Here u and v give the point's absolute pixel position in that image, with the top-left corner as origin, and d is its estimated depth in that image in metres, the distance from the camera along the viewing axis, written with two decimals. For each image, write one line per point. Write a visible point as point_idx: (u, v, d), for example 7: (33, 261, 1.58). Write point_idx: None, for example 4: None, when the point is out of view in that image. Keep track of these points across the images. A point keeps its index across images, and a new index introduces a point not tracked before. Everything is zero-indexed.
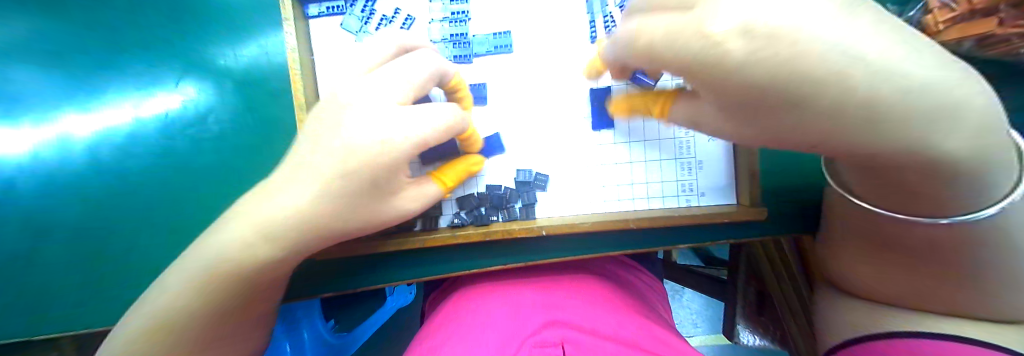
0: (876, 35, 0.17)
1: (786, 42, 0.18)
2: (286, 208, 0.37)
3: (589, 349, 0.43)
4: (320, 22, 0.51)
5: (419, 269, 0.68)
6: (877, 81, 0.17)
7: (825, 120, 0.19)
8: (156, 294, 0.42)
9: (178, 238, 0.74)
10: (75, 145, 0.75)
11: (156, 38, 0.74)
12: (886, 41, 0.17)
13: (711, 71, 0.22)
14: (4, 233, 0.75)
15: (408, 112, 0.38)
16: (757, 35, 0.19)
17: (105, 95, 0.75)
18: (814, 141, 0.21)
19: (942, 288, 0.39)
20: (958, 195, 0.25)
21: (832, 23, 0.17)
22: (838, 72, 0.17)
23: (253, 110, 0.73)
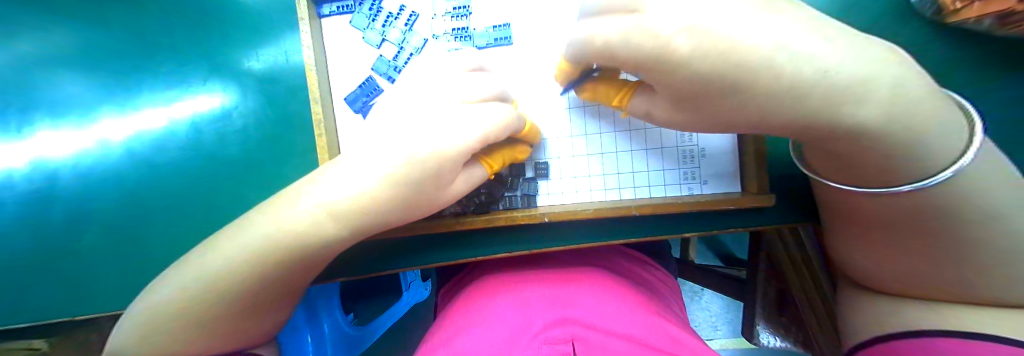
0: (800, 26, 0.24)
1: (725, 41, 0.25)
2: (346, 199, 0.36)
3: (600, 347, 0.40)
4: (331, 20, 0.54)
5: (428, 257, 0.72)
6: (800, 64, 0.24)
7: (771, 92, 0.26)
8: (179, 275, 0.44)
9: (207, 227, 0.79)
10: (115, 142, 0.82)
11: (185, 42, 0.80)
12: (805, 31, 0.24)
13: (666, 63, 0.28)
14: (53, 224, 0.82)
15: (467, 114, 0.41)
16: (701, 36, 0.26)
17: (140, 97, 0.81)
18: (771, 111, 0.28)
19: (967, 270, 0.37)
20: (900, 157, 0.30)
21: (762, 24, 0.24)
22: (764, 59, 0.24)
23: (274, 107, 0.78)
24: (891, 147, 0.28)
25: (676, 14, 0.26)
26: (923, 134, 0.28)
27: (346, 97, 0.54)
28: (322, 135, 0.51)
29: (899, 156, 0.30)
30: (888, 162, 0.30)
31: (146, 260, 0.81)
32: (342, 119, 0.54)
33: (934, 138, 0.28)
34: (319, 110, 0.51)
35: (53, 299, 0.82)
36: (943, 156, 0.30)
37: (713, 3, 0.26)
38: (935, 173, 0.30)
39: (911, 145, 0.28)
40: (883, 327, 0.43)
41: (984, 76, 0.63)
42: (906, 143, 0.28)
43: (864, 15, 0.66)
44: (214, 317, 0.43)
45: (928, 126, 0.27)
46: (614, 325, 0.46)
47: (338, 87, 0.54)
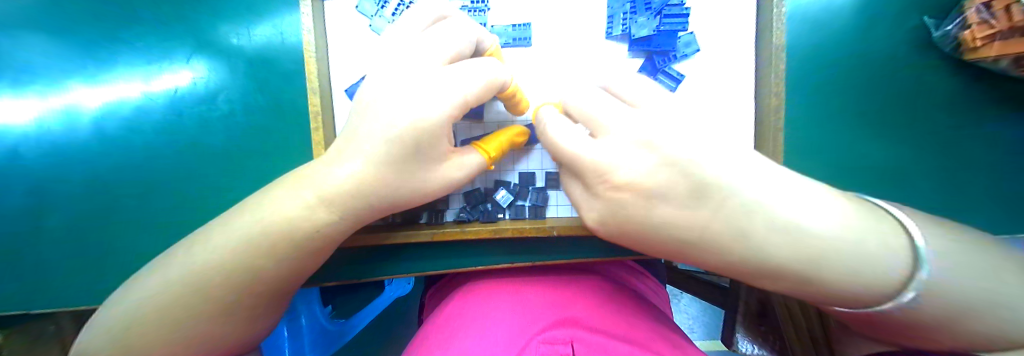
0: (758, 187, 0.33)
1: (636, 209, 0.38)
2: (346, 179, 0.37)
3: (601, 349, 0.39)
4: (335, 3, 0.49)
5: (421, 263, 0.68)
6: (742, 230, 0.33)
7: (677, 238, 0.37)
8: (142, 280, 0.39)
9: (184, 216, 0.74)
10: (83, 118, 0.75)
11: (169, 14, 0.73)
12: (760, 190, 0.33)
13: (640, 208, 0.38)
14: (8, 204, 0.75)
15: (448, 75, 0.38)
16: (636, 193, 0.38)
17: (114, 69, 0.74)
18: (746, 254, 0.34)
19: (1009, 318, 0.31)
20: (825, 277, 0.32)
21: (733, 180, 0.33)
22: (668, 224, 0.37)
23: (265, 91, 0.72)
24: (813, 271, 0.32)
25: (642, 157, 0.37)
26: (846, 255, 0.31)
27: (347, 88, 0.49)
28: (319, 128, 0.48)
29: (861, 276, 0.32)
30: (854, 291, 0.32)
31: (113, 249, 0.75)
32: (340, 110, 0.49)
33: (874, 270, 0.31)
34: (317, 101, 0.47)
35: (4, 286, 0.75)
36: (879, 270, 0.31)
37: (653, 132, 0.38)
38: (897, 295, 0.31)
39: (837, 280, 0.32)
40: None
41: (982, 113, 0.65)
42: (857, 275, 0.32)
43: (880, 44, 0.65)
44: (185, 332, 0.38)
45: (857, 270, 0.31)
46: (613, 327, 0.45)
47: (338, 77, 0.49)
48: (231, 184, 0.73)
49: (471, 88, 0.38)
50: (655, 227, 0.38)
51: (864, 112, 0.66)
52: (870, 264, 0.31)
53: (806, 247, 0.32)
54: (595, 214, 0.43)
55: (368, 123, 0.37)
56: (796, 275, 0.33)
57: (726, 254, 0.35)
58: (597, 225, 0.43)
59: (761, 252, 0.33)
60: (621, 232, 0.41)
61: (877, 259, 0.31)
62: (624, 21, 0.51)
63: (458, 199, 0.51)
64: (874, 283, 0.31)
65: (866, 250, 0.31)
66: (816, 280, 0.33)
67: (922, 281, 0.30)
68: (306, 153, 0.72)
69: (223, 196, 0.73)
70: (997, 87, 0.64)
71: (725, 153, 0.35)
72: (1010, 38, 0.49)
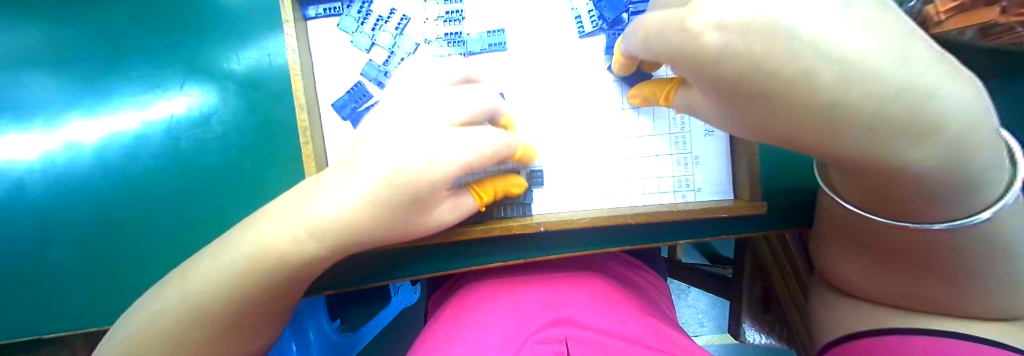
0: (883, 40, 0.17)
1: (758, 42, 0.20)
2: (325, 213, 0.37)
3: (595, 347, 0.40)
4: (319, 25, 0.52)
5: (420, 267, 0.70)
6: (846, 78, 0.17)
7: (805, 102, 0.19)
8: (151, 299, 0.41)
9: (188, 236, 0.76)
10: (85, 149, 0.77)
11: (159, 43, 0.76)
12: (892, 42, 0.17)
13: (696, 59, 0.26)
14: (20, 236, 0.78)
15: (461, 135, 0.39)
16: (732, 30, 0.22)
17: (112, 99, 0.77)
18: (772, 119, 0.22)
19: (964, 292, 0.33)
20: (948, 185, 0.21)
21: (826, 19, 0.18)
22: (806, 73, 0.18)
23: (256, 111, 0.74)
24: (928, 189, 0.22)
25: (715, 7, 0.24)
26: (982, 173, 0.21)
27: (334, 102, 0.52)
28: (308, 144, 0.49)
29: (962, 187, 0.22)
30: (938, 200, 0.23)
31: (121, 273, 0.77)
32: (329, 128, 0.52)
33: (991, 169, 0.21)
34: (305, 117, 0.48)
35: (18, 316, 0.77)
36: (976, 195, 0.23)
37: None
38: (966, 216, 0.25)
39: (959, 190, 0.22)
40: (844, 329, 0.42)
41: None
42: (964, 182, 0.21)
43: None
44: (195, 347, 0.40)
45: (983, 181, 0.21)
46: (605, 324, 0.46)
47: (326, 93, 0.52)
48: (229, 203, 0.75)
49: (480, 150, 0.40)
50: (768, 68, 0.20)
51: None
52: (983, 179, 0.21)
53: (937, 113, 0.17)
54: (716, 38, 0.23)
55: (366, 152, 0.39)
56: (885, 179, 0.22)
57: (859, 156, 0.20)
58: (709, 53, 0.24)
59: (851, 86, 0.17)
60: (734, 67, 0.22)
61: (988, 172, 0.21)
62: (592, 18, 0.51)
63: None
64: (961, 201, 0.23)
65: (988, 164, 0.20)
66: (924, 193, 0.23)
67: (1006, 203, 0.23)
68: (300, 167, 0.74)
69: (222, 214, 0.75)
70: (974, 56, 0.65)
71: (853, 11, 0.19)
72: (970, 9, 0.51)
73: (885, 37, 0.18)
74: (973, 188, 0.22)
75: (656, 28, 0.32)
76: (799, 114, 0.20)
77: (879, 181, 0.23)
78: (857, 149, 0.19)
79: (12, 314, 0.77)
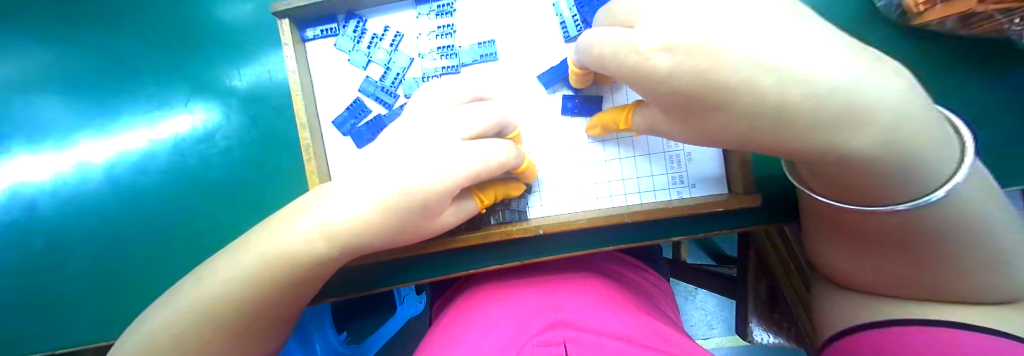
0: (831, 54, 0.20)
1: (705, 61, 0.23)
2: (335, 218, 0.40)
3: (593, 347, 0.41)
4: (317, 44, 0.54)
5: (423, 273, 0.72)
6: (785, 84, 0.20)
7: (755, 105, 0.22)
8: (155, 314, 0.42)
9: (194, 250, 0.78)
10: (94, 169, 0.79)
11: (164, 64, 0.78)
12: (826, 53, 0.20)
13: (649, 81, 0.28)
14: (33, 256, 0.80)
15: (466, 146, 0.41)
16: (679, 53, 0.25)
17: (119, 119, 0.79)
18: (732, 126, 0.25)
19: (945, 275, 0.34)
20: (901, 167, 0.24)
21: (760, 39, 0.22)
22: (749, 82, 0.21)
23: (258, 126, 0.76)
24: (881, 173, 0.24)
25: (658, 33, 0.26)
26: (925, 154, 0.24)
27: (334, 120, 0.54)
28: (311, 159, 0.51)
29: (910, 170, 0.25)
30: (891, 180, 0.26)
31: (131, 287, 0.79)
32: (330, 142, 0.54)
33: (929, 154, 0.25)
34: (307, 135, 0.50)
35: (33, 334, 0.79)
36: (925, 174, 0.26)
37: (706, 24, 0.24)
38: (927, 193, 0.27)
39: (910, 171, 0.25)
40: (839, 321, 0.42)
41: (945, 72, 0.67)
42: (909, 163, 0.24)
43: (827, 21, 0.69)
44: None
45: (924, 163, 0.24)
46: (604, 326, 0.46)
47: (326, 110, 0.54)
48: (233, 216, 0.77)
49: (486, 162, 0.41)
50: (717, 85, 0.23)
51: None
52: (924, 162, 0.25)
53: (866, 106, 0.20)
54: (665, 63, 0.26)
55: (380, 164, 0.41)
56: (846, 169, 0.25)
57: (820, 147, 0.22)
58: (662, 78, 0.26)
59: (788, 91, 0.20)
60: (686, 86, 0.25)
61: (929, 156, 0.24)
62: (576, 22, 0.52)
63: None
64: (913, 182, 0.26)
65: (927, 150, 0.24)
66: (883, 178, 0.25)
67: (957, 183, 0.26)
68: (301, 179, 0.76)
69: (227, 228, 0.77)
70: (956, 46, 0.66)
71: (787, 32, 0.22)
72: (948, 0, 0.52)
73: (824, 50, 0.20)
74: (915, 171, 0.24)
75: (602, 50, 0.33)
76: (752, 117, 0.23)
77: (842, 172, 0.25)
78: (816, 141, 0.22)
79: (27, 332, 0.79)
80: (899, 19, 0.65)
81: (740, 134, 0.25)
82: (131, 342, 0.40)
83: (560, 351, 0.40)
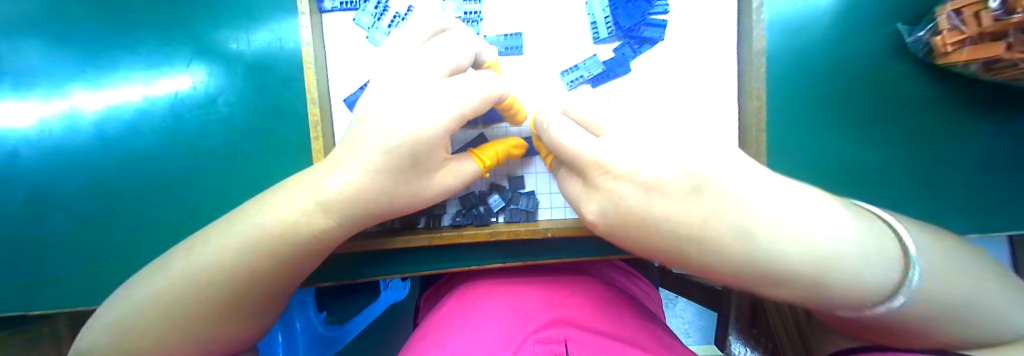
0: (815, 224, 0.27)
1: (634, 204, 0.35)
2: (342, 193, 0.39)
3: (594, 347, 0.40)
4: (336, 17, 0.51)
5: (419, 264, 0.70)
6: (709, 226, 0.30)
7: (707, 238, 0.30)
8: (134, 284, 0.39)
9: (184, 214, 0.75)
10: (85, 122, 0.76)
11: (169, 20, 0.74)
12: (815, 221, 0.28)
13: (627, 211, 0.36)
14: (11, 206, 0.76)
15: (456, 87, 0.39)
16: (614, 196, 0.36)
17: (115, 73, 0.76)
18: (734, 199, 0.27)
19: None
20: (835, 281, 0.26)
21: (766, 212, 0.28)
22: (686, 218, 0.31)
23: (264, 94, 0.74)
24: (833, 281, 0.26)
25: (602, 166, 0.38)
26: (857, 270, 0.26)
27: (345, 98, 0.51)
28: (318, 136, 0.49)
29: (843, 277, 0.26)
30: (844, 292, 0.26)
31: (116, 247, 0.76)
32: (338, 120, 0.52)
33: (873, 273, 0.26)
34: (317, 111, 0.48)
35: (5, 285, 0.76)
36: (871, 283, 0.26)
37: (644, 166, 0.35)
38: (887, 300, 0.26)
39: (856, 280, 0.26)
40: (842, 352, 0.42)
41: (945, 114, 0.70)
42: (839, 278, 0.26)
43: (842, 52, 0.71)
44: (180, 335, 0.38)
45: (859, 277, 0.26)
46: (605, 327, 0.46)
47: (337, 86, 0.52)
48: (229, 184, 0.75)
49: (464, 107, 0.39)
50: (658, 222, 0.33)
51: (833, 107, 0.72)
52: (863, 279, 0.26)
53: (761, 241, 0.28)
54: (594, 209, 0.39)
55: (370, 137, 0.38)
56: (785, 291, 0.28)
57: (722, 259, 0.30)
58: (596, 221, 0.39)
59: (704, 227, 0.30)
60: (616, 228, 0.37)
61: (859, 277, 0.26)
62: (608, 24, 0.51)
63: (454, 203, 0.53)
64: (868, 297, 0.26)
65: (860, 270, 0.26)
66: (824, 288, 0.27)
67: (915, 283, 0.26)
68: (303, 156, 0.74)
69: (222, 195, 0.75)
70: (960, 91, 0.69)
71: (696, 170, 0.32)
72: (978, 43, 0.52)
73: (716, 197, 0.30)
74: (853, 283, 0.26)
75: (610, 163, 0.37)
76: (662, 242, 0.34)
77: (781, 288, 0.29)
78: (713, 254, 0.30)
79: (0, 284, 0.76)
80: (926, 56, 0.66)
81: (675, 257, 0.33)
82: (114, 307, 0.37)
83: (562, 350, 0.39)
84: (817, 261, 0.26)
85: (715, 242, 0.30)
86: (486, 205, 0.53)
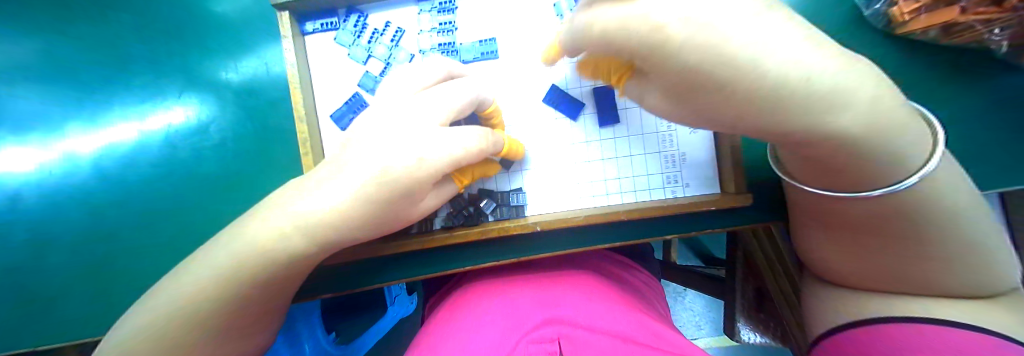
0: (782, 27, 0.21)
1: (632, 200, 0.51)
2: (314, 213, 0.36)
3: (586, 344, 0.41)
4: (317, 38, 0.54)
5: (416, 270, 0.72)
6: (787, 66, 0.19)
7: (761, 92, 0.20)
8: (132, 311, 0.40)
9: (184, 241, 0.77)
10: (81, 161, 0.78)
11: (157, 54, 0.77)
12: (794, 41, 0.20)
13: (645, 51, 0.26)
14: (16, 249, 0.78)
15: (436, 101, 0.42)
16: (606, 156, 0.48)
17: (109, 111, 0.78)
18: (722, 104, 0.23)
19: (922, 266, 0.36)
20: (871, 145, 0.24)
21: (748, 32, 0.21)
22: (748, 57, 0.20)
23: (254, 118, 0.76)
24: (868, 150, 0.24)
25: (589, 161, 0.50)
26: (896, 143, 0.24)
27: (331, 114, 0.53)
28: (308, 153, 0.50)
29: (880, 158, 0.25)
30: (863, 161, 0.26)
31: (118, 281, 0.77)
32: (328, 135, 0.53)
33: (905, 144, 0.25)
34: (305, 128, 0.50)
35: (14, 328, 0.77)
36: (904, 161, 0.26)
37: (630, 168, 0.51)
38: (900, 180, 0.28)
39: (894, 150, 0.25)
40: (830, 321, 0.43)
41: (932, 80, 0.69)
42: (875, 147, 0.24)
43: (826, 22, 0.70)
44: None
45: (904, 142, 0.25)
46: (599, 322, 0.47)
47: (322, 104, 0.54)
48: (225, 210, 0.76)
49: (466, 148, 0.40)
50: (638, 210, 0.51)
51: None
52: (904, 144, 0.25)
53: (831, 97, 0.20)
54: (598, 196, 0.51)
55: (356, 162, 0.36)
56: (842, 138, 0.23)
57: (803, 109, 0.20)
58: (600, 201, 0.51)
59: (794, 74, 0.19)
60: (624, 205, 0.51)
61: (901, 142, 0.25)
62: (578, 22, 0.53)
63: (444, 207, 0.55)
64: (892, 167, 0.27)
65: (898, 137, 0.24)
66: (858, 148, 0.24)
67: (934, 165, 0.27)
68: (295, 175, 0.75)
69: (218, 221, 0.76)
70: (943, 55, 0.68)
71: (737, 4, 0.22)
72: (933, 9, 0.54)
73: (797, 34, 0.21)
74: (885, 150, 0.24)
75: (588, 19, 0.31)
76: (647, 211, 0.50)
77: (830, 140, 0.23)
78: (796, 98, 0.20)
79: (9, 327, 0.77)
80: (884, 28, 0.67)
81: (730, 114, 0.24)
82: (117, 332, 0.39)
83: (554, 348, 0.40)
84: (805, 76, 0.19)
85: (788, 90, 0.20)
86: (475, 206, 0.54)
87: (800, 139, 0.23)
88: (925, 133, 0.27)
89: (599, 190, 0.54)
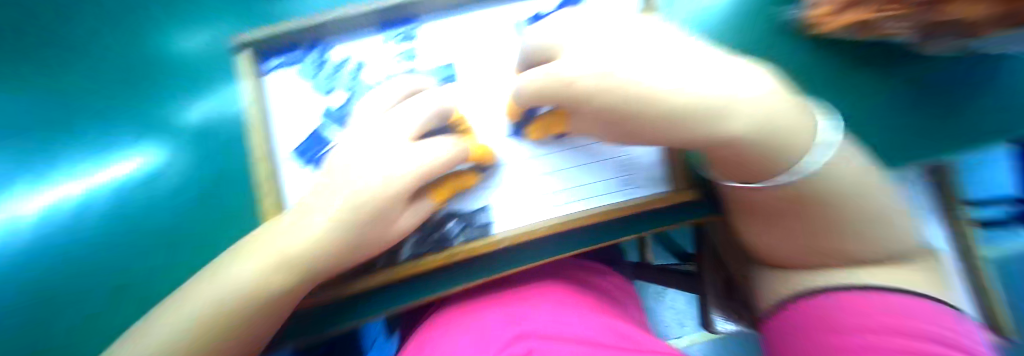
0: (671, 75, 0.34)
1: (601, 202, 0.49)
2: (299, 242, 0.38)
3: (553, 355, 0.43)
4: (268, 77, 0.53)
5: (376, 308, 0.62)
6: (672, 96, 0.32)
7: (663, 112, 0.32)
8: None
9: (134, 300, 0.71)
10: (19, 223, 0.72)
11: (106, 105, 0.74)
12: (680, 78, 0.33)
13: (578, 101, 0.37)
14: None
15: (403, 120, 0.42)
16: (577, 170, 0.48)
17: (52, 166, 0.73)
18: (644, 127, 0.35)
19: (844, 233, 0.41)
20: (759, 139, 0.34)
21: (645, 78, 0.34)
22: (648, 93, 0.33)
23: (214, 161, 0.74)
24: (761, 146, 0.34)
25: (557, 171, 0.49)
26: (779, 137, 0.35)
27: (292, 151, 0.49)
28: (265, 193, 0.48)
29: (772, 148, 0.35)
30: (763, 153, 0.35)
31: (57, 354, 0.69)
32: None
33: (793, 138, 0.36)
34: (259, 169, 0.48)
35: None
36: (793, 147, 0.36)
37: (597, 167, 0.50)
38: (795, 165, 0.36)
39: (781, 141, 0.35)
40: (780, 293, 0.48)
41: None
42: (763, 141, 0.34)
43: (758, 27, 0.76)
44: None
45: (788, 136, 0.35)
46: (566, 331, 0.49)
47: None
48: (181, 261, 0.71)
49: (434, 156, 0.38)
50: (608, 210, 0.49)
51: None
52: (791, 137, 0.35)
53: (705, 112, 0.32)
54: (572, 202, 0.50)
55: (342, 187, 0.39)
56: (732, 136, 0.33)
57: (694, 123, 0.32)
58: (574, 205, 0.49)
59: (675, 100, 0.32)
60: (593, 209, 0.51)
61: (788, 135, 0.35)
62: None
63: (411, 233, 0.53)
64: (792, 154, 0.36)
65: (778, 132, 0.35)
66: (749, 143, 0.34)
67: (818, 152, 0.37)
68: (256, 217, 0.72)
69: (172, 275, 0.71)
70: None
71: (646, 62, 0.35)
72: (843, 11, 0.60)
73: (682, 78, 0.33)
74: (771, 143, 0.34)
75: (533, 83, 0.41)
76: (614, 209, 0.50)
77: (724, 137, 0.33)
78: (681, 115, 0.32)
79: None
80: None
81: (656, 130, 0.35)
82: None
83: None
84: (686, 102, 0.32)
85: (677, 110, 0.32)
86: (442, 228, 0.52)
87: (704, 141, 0.34)
88: (807, 127, 0.37)
89: (567, 197, 0.51)
